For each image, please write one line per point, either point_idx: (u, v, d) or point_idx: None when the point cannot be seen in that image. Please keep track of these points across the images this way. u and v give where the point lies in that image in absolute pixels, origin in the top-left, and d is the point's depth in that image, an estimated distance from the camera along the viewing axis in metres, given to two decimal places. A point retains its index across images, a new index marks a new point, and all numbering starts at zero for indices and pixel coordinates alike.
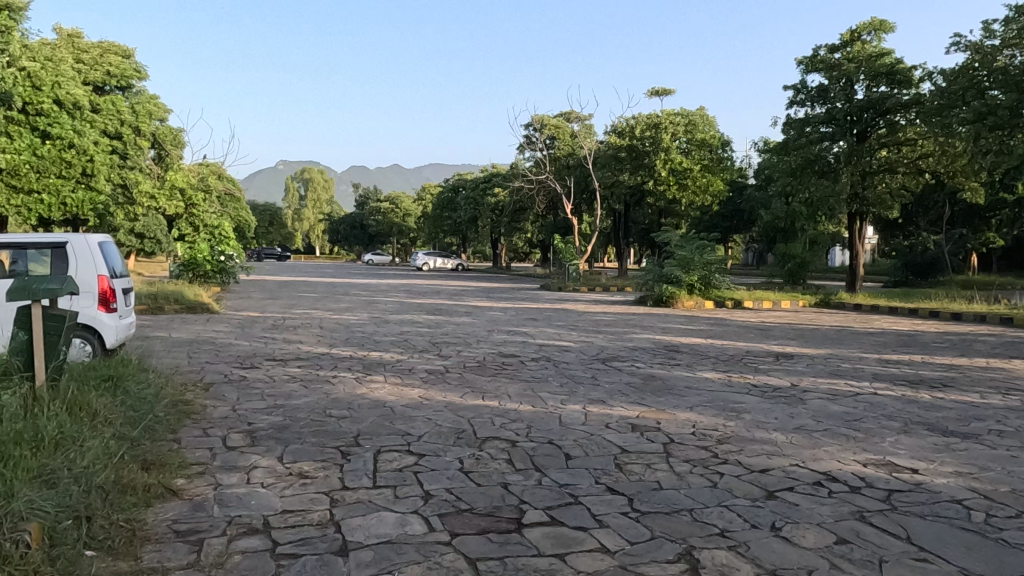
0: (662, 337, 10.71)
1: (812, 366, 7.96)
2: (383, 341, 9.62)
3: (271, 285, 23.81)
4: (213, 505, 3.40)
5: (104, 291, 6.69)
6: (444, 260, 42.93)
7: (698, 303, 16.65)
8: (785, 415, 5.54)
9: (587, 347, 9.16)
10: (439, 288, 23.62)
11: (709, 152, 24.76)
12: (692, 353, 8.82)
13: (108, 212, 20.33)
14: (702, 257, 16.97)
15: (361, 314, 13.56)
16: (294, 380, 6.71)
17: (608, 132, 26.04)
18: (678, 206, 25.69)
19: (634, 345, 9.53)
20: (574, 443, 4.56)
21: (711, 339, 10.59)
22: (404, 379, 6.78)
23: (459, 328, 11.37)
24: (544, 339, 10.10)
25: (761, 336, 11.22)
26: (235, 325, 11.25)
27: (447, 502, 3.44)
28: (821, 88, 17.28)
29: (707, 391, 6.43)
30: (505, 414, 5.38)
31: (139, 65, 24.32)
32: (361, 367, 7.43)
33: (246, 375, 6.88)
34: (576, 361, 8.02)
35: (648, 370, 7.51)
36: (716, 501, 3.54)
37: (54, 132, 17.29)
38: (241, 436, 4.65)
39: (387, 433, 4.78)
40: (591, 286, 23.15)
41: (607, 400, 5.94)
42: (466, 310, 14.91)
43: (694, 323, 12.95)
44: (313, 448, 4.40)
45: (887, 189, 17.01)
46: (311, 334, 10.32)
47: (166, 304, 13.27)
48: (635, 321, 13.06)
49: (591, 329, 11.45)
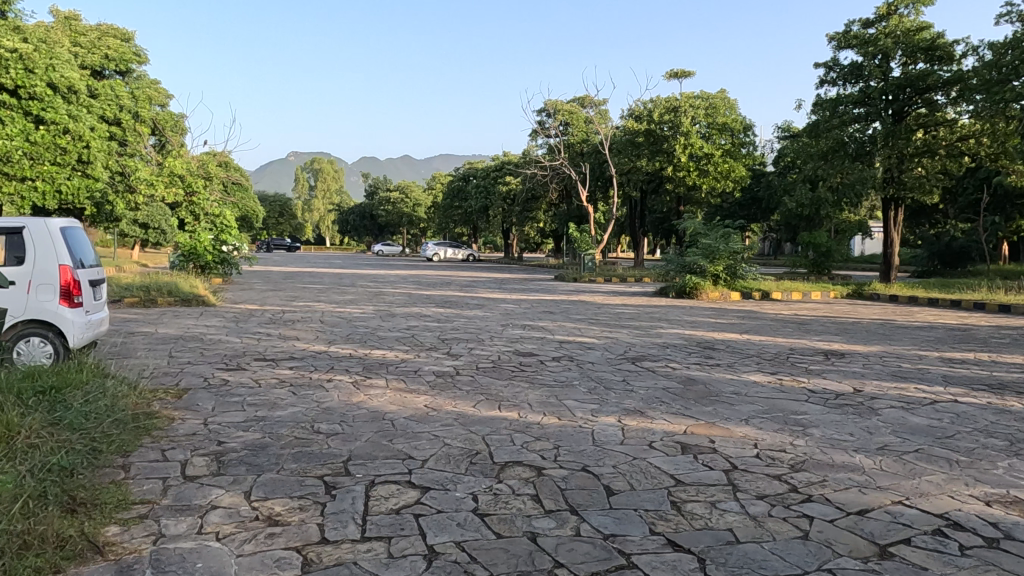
0: (693, 331, 9.78)
1: (871, 368, 7.02)
2: (389, 337, 8.76)
3: (276, 276, 23.04)
4: (145, 568, 2.57)
5: (66, 284, 5.87)
6: (454, 251, 42.08)
7: (723, 295, 15.81)
8: (860, 430, 4.64)
9: (614, 344, 8.26)
10: (449, 279, 22.79)
11: (729, 136, 23.80)
12: (731, 351, 7.90)
13: (105, 201, 19.51)
14: (728, 247, 16.00)
15: (366, 307, 12.72)
16: (283, 384, 5.86)
17: (625, 116, 25.03)
18: (698, 193, 24.72)
19: (664, 342, 8.61)
20: (615, 471, 3.68)
21: (747, 334, 9.67)
22: (409, 383, 5.90)
23: (470, 322, 10.49)
24: (564, 334, 9.19)
25: (800, 330, 10.30)
26: (229, 319, 10.45)
27: (457, 566, 2.58)
28: (854, 65, 16.20)
29: (760, 399, 5.52)
30: (527, 429, 4.50)
31: (139, 49, 23.58)
32: (362, 369, 6.58)
33: (228, 379, 6.04)
34: (604, 361, 7.11)
35: (686, 372, 6.61)
36: (814, 562, 2.66)
37: (48, 117, 16.55)
38: (206, 462, 3.80)
39: (385, 456, 3.92)
40: (608, 277, 22.20)
41: (646, 411, 5.05)
42: (478, 302, 14.04)
43: (724, 316, 12.04)
44: (293, 478, 3.55)
45: (926, 173, 15.81)
46: (309, 329, 9.47)
47: (159, 295, 12.50)
48: (659, 314, 12.15)
49: (614, 324, 10.54)
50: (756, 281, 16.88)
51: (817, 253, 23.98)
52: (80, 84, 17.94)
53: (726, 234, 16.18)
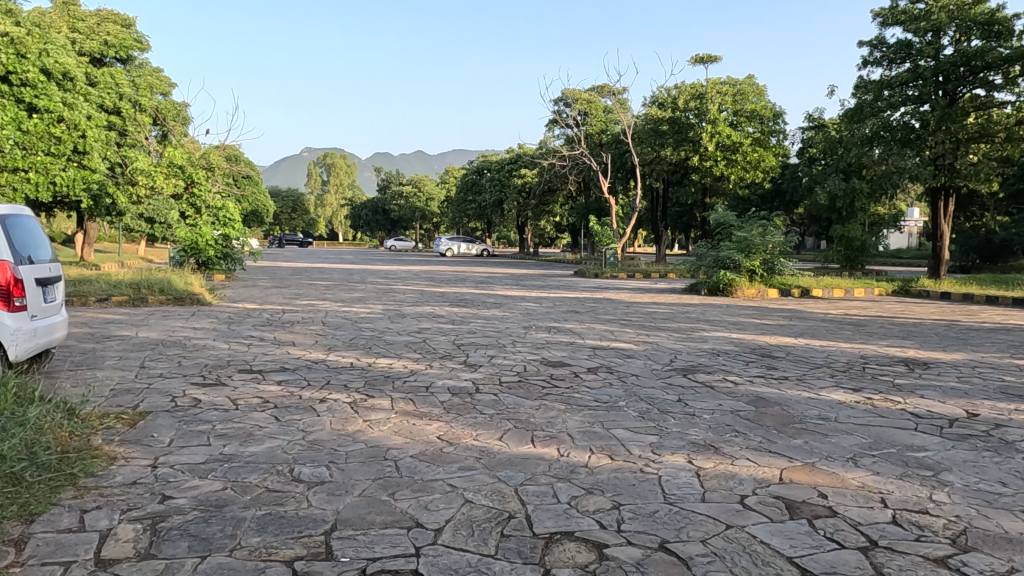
0: (741, 335, 8.63)
1: (970, 382, 5.85)
2: (396, 342, 7.68)
3: (283, 272, 22.15)
4: None
5: (4, 283, 4.81)
6: (468, 245, 41.21)
7: (760, 292, 14.63)
8: (1012, 477, 3.51)
9: (655, 352, 7.14)
10: (463, 275, 21.77)
11: (758, 124, 22.57)
12: (795, 360, 6.77)
13: (102, 194, 18.47)
14: (765, 240, 14.86)
15: (374, 306, 11.69)
16: (266, 406, 4.80)
17: (649, 103, 23.81)
18: (725, 184, 23.52)
19: (713, 348, 7.50)
20: (707, 552, 2.59)
21: (802, 338, 8.53)
22: (419, 405, 4.80)
23: (488, 323, 9.42)
24: (594, 339, 8.10)
25: (860, 332, 9.14)
26: (223, 321, 9.41)
27: None
28: (902, 43, 14.97)
29: (859, 428, 4.38)
30: (573, 476, 3.41)
31: (140, 35, 22.50)
32: (364, 383, 5.53)
33: (202, 398, 5.00)
34: (648, 375, 6.01)
35: (753, 391, 5.48)
36: None
37: (41, 105, 15.64)
38: (135, 535, 2.72)
39: (384, 524, 2.84)
40: (631, 273, 21.02)
41: (721, 449, 3.94)
42: (494, 300, 13.00)
43: (766, 316, 10.92)
44: (249, 566, 2.47)
45: (981, 159, 14.49)
46: (308, 332, 8.44)
47: (149, 294, 11.52)
48: (696, 314, 11.01)
49: (649, 326, 9.44)
50: (794, 277, 15.72)
51: (850, 247, 22.86)
52: (76, 72, 17.12)
53: (762, 226, 15.05)
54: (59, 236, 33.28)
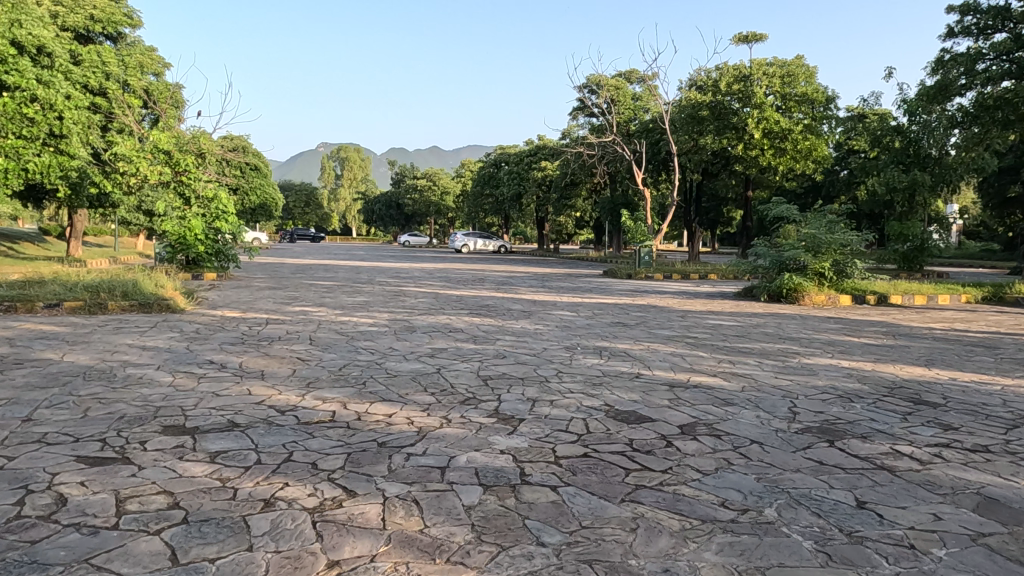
0: (854, 363, 6.55)
1: None
2: (399, 375, 5.65)
3: (285, 270, 20.25)
4: None
5: None
6: (484, 241, 39.21)
7: (832, 300, 12.39)
8: None
9: (762, 397, 5.08)
10: (482, 274, 19.84)
11: (809, 108, 20.35)
12: (973, 414, 4.67)
13: (84, 182, 16.22)
14: (835, 237, 12.74)
15: (378, 315, 9.71)
16: (168, 516, 2.82)
17: (687, 87, 21.67)
18: (771, 174, 21.37)
19: (837, 388, 5.43)
20: None
21: (938, 368, 6.42)
22: (430, 519, 2.80)
23: (518, 342, 7.40)
24: (665, 370, 6.05)
25: (1003, 359, 7.03)
26: (185, 337, 7.45)
27: None
28: (999, 7, 12.80)
29: None
30: None
31: (131, 9, 20.55)
32: (344, 460, 3.52)
33: (72, 497, 3.01)
34: (778, 444, 3.96)
35: (962, 480, 3.42)
36: None
37: (11, 81, 13.62)
38: None
39: None
40: (668, 274, 18.95)
41: None
42: (521, 308, 11.01)
43: (860, 332, 8.86)
44: None
45: None
46: (287, 355, 6.47)
47: (109, 299, 9.61)
48: (772, 329, 8.96)
49: (724, 348, 7.36)
50: (868, 281, 13.53)
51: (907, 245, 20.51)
52: (55, 46, 14.92)
53: (831, 221, 12.92)
54: (56, 231, 31.70)
